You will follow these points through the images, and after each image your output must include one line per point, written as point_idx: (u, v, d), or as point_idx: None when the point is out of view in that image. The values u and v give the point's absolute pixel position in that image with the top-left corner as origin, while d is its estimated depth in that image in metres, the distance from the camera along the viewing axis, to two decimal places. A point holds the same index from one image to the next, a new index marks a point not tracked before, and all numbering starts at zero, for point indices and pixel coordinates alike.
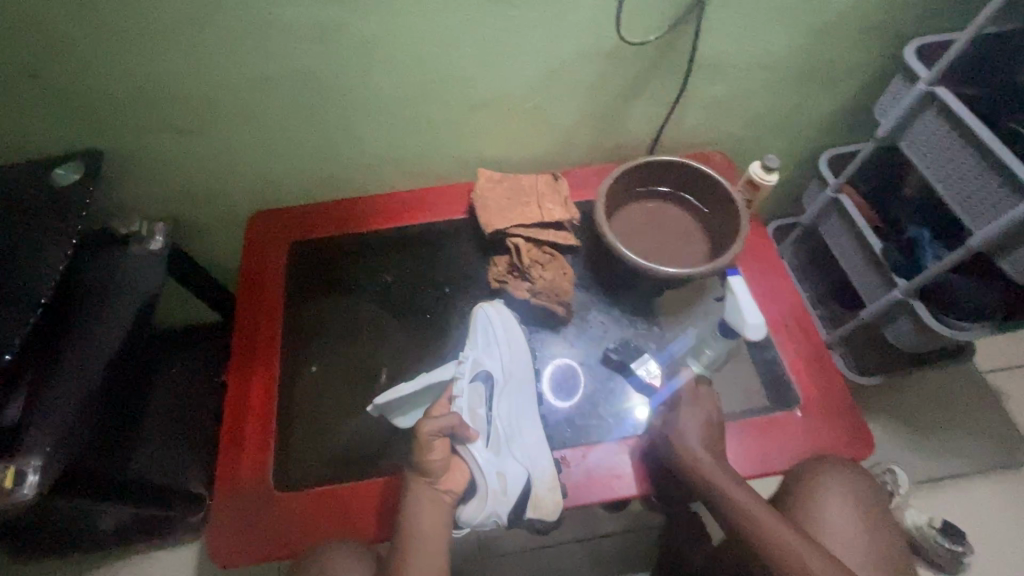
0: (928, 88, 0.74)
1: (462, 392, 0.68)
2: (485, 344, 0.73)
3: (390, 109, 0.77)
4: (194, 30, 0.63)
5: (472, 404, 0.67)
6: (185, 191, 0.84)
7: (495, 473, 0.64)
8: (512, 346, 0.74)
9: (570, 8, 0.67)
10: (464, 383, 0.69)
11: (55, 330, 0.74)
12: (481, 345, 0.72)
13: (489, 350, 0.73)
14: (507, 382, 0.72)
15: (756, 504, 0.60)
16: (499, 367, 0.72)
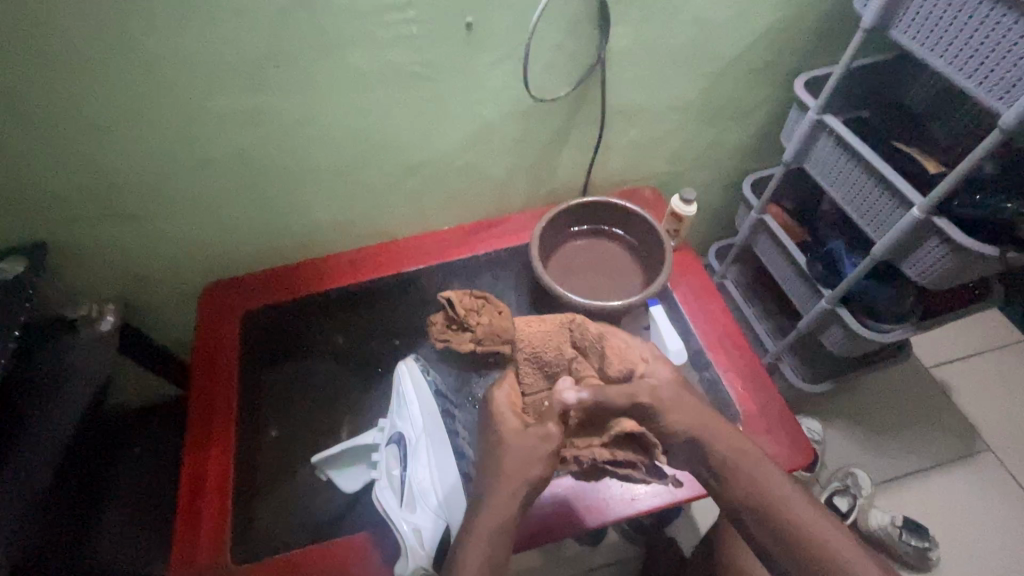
0: (818, 117, 0.81)
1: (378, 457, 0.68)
2: (399, 406, 0.70)
3: (328, 178, 0.82)
4: (130, 127, 0.67)
5: (387, 467, 0.66)
6: (136, 272, 0.86)
7: (411, 530, 0.60)
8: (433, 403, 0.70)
9: (484, 76, 0.73)
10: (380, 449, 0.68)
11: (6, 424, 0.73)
12: (396, 408, 0.70)
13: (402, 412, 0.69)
14: (423, 440, 0.66)
15: (789, 491, 0.58)
16: (412, 426, 0.67)
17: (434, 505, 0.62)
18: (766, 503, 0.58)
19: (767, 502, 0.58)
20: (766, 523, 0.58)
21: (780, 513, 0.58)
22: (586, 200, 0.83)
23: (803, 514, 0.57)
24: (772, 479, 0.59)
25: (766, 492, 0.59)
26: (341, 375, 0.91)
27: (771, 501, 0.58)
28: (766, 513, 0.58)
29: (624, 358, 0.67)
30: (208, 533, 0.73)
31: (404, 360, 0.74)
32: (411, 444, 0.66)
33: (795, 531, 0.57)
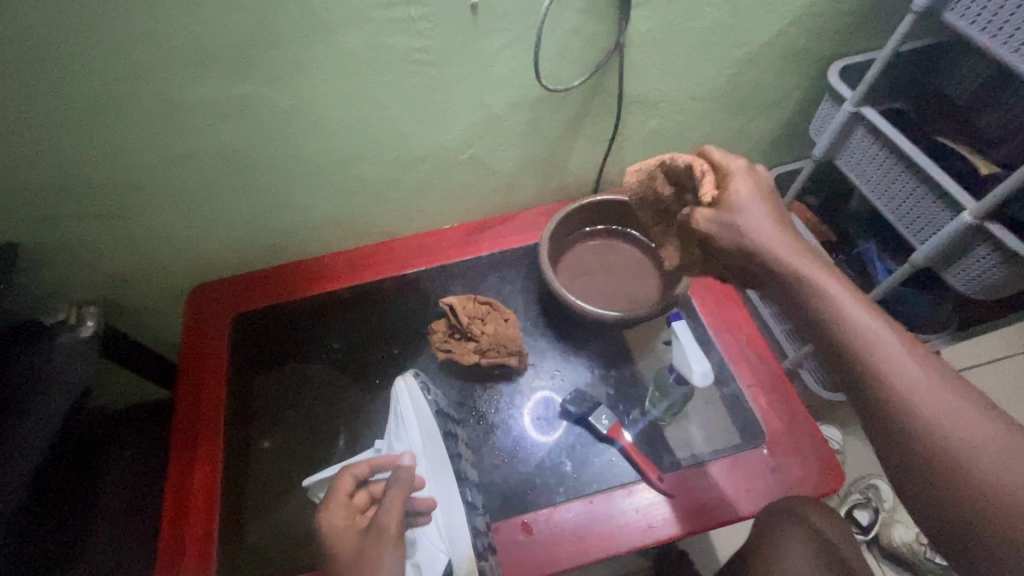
0: (854, 109, 0.74)
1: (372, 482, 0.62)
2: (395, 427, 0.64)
3: (322, 174, 0.75)
4: (101, 119, 0.61)
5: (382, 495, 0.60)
6: (118, 273, 0.81)
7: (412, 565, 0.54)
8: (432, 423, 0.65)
9: (491, 62, 0.66)
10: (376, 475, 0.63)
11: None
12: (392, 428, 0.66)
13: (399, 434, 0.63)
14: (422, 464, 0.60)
15: (949, 393, 0.40)
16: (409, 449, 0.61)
17: (435, 536, 0.56)
18: (924, 410, 0.39)
19: (933, 411, 0.39)
20: (947, 453, 0.38)
21: (956, 425, 0.39)
22: (600, 198, 0.78)
23: (987, 435, 0.38)
24: (928, 380, 0.40)
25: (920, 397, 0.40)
26: (337, 383, 0.82)
27: (951, 420, 0.39)
28: (924, 421, 0.39)
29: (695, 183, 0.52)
30: (192, 554, 0.69)
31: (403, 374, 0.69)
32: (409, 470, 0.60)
33: (978, 472, 0.37)
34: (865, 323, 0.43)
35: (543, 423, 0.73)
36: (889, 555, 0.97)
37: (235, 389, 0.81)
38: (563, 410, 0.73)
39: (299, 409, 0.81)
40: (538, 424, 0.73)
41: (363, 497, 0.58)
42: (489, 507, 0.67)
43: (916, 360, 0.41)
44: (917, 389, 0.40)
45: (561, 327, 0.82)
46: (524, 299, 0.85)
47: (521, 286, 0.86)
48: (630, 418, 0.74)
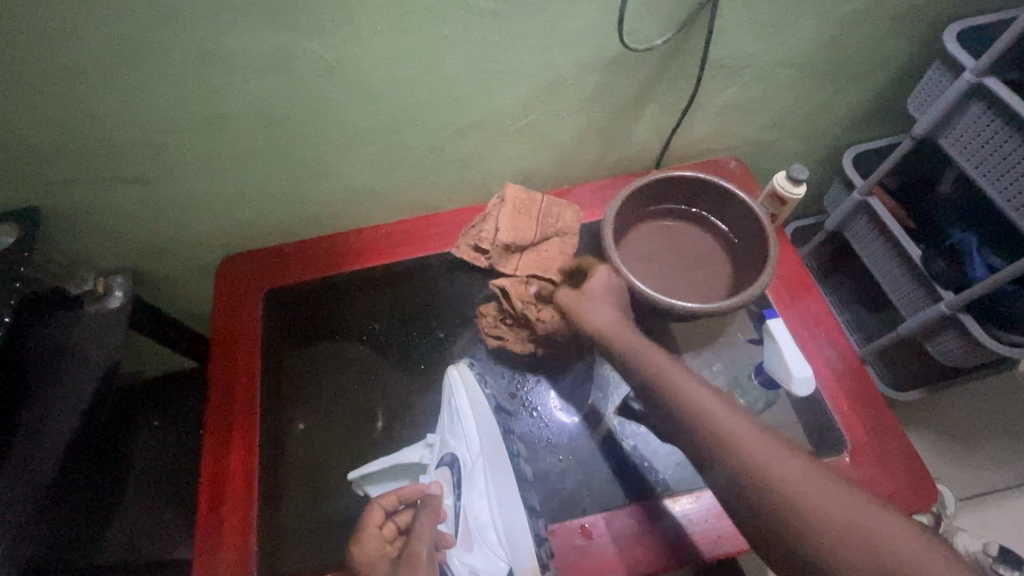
0: (976, 80, 0.65)
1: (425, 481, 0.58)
2: (450, 422, 0.60)
3: (366, 139, 0.68)
4: (128, 71, 0.54)
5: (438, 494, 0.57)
6: (146, 242, 0.76)
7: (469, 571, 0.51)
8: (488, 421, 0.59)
9: (564, 15, 0.58)
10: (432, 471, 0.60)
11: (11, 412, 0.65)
12: (446, 423, 0.60)
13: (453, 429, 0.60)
14: (480, 464, 0.56)
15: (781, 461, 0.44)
16: (466, 447, 0.57)
17: (495, 543, 0.52)
18: (819, 522, 0.41)
19: (831, 523, 0.41)
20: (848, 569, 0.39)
21: (857, 537, 0.40)
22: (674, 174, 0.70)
23: (894, 537, 0.39)
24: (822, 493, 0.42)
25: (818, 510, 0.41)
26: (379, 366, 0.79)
27: (852, 531, 0.40)
28: (823, 536, 0.40)
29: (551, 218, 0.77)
30: (231, 543, 0.64)
31: (454, 364, 0.64)
32: (467, 468, 0.56)
33: (840, 529, 0.40)
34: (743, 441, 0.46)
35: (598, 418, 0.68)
36: None
37: (268, 370, 0.75)
38: (624, 406, 0.68)
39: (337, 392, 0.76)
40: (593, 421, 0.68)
41: (391, 529, 0.57)
42: (544, 507, 0.62)
43: (811, 476, 0.43)
44: (813, 501, 0.42)
45: None
46: None
47: None
48: None
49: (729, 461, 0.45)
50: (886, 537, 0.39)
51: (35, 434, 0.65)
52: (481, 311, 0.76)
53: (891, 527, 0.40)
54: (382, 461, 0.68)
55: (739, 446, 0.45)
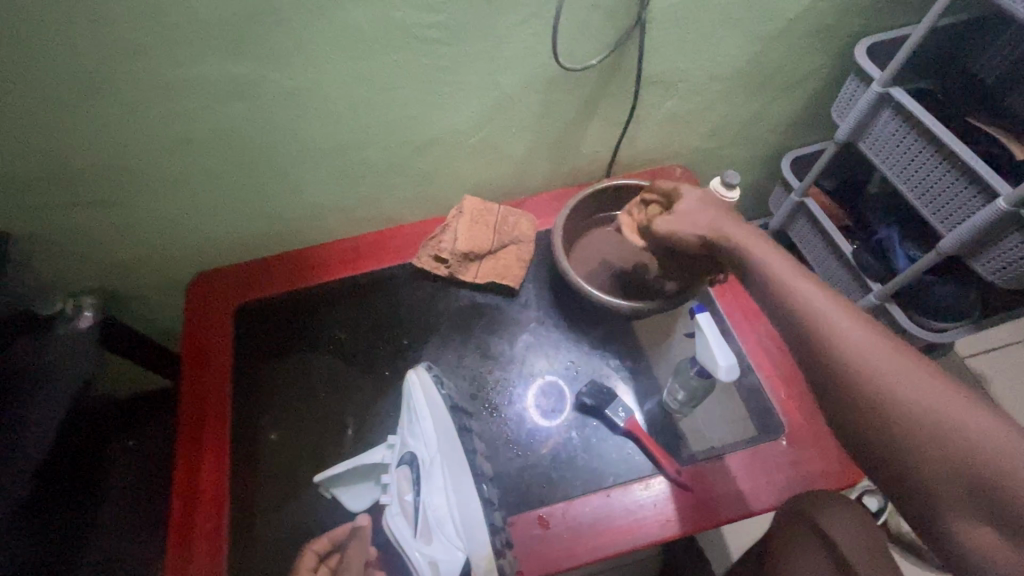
0: (883, 90, 0.71)
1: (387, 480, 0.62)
2: (410, 422, 0.64)
3: (327, 158, 0.72)
4: (92, 100, 0.57)
5: (398, 492, 0.62)
6: (115, 263, 0.78)
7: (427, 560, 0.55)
8: (445, 421, 0.63)
9: (507, 40, 0.63)
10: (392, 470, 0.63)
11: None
12: (405, 424, 0.64)
13: (413, 427, 0.63)
14: (437, 461, 0.60)
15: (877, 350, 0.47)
16: (425, 444, 0.61)
17: (452, 533, 0.56)
18: (911, 417, 0.44)
19: (913, 408, 0.44)
20: (922, 464, 0.43)
21: (943, 429, 0.43)
22: (617, 182, 0.76)
23: (983, 434, 0.42)
24: (916, 395, 0.45)
25: (902, 410, 0.45)
26: (346, 373, 0.80)
27: (939, 428, 0.43)
28: (905, 435, 0.44)
29: (508, 228, 0.82)
30: (202, 549, 0.68)
31: (413, 369, 0.68)
32: (426, 463, 0.60)
33: (925, 417, 0.44)
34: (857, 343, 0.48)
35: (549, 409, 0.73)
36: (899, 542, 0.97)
37: (238, 382, 0.79)
38: (577, 402, 0.72)
39: (308, 401, 0.78)
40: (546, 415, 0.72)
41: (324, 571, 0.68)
42: (504, 500, 0.66)
43: (919, 377, 0.45)
44: (909, 404, 0.45)
45: (573, 315, 0.80)
46: (535, 287, 0.82)
47: (531, 274, 0.83)
48: (644, 409, 0.72)
49: (832, 359, 0.49)
50: (972, 441, 0.42)
51: None
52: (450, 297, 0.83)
53: (987, 437, 0.41)
54: (348, 464, 0.71)
55: (848, 343, 0.48)
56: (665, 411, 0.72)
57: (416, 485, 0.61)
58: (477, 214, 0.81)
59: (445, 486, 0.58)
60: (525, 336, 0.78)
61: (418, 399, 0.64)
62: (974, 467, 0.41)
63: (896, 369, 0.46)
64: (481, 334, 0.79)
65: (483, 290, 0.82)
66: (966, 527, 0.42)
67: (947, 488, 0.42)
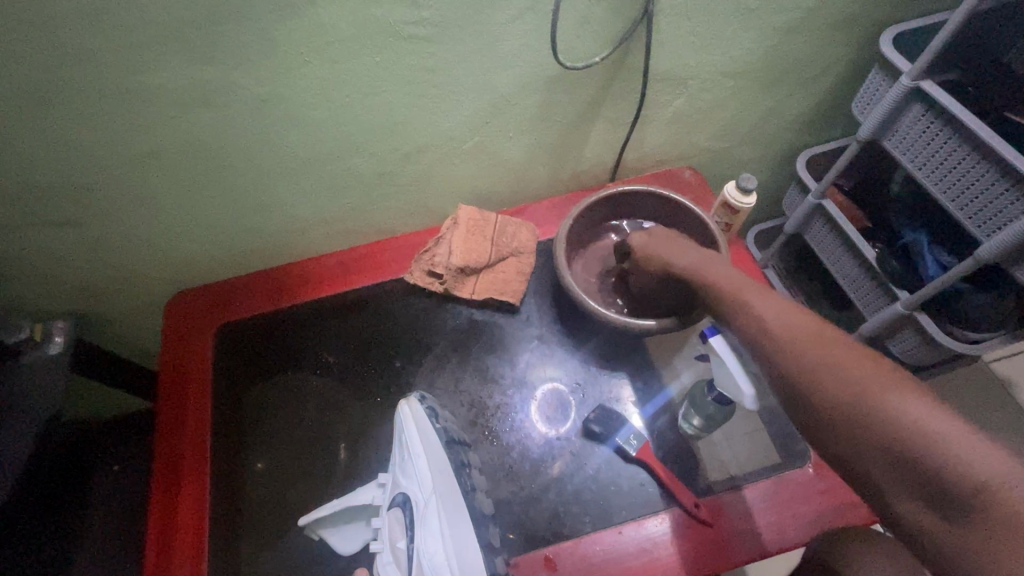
0: (913, 84, 0.66)
1: (380, 523, 0.60)
2: (404, 459, 0.60)
3: (308, 169, 0.67)
4: (44, 113, 0.52)
5: (391, 538, 0.58)
6: (86, 284, 0.72)
7: None
8: (438, 458, 0.59)
9: (500, 37, 0.57)
10: (384, 512, 0.60)
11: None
12: (398, 463, 0.61)
13: (406, 468, 0.60)
14: (433, 503, 0.57)
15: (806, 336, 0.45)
16: (419, 486, 0.58)
17: None
18: (845, 407, 0.40)
19: (842, 393, 0.41)
20: (863, 449, 0.39)
21: (860, 406, 0.39)
22: (624, 188, 0.71)
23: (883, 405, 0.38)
24: (847, 381, 0.41)
25: (826, 391, 0.41)
26: (337, 398, 0.74)
27: (870, 413, 0.39)
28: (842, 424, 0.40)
29: (506, 239, 0.76)
30: None
31: (405, 400, 0.63)
32: (423, 510, 0.57)
33: (856, 399, 0.40)
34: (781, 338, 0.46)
35: (555, 434, 0.67)
36: None
37: (222, 411, 0.73)
38: (586, 428, 0.67)
39: (295, 429, 0.73)
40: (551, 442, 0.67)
41: None
42: (507, 538, 0.60)
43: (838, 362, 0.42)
44: (867, 395, 0.39)
45: (578, 332, 0.74)
46: (537, 301, 0.77)
47: (532, 287, 0.78)
48: (658, 434, 0.67)
49: (775, 364, 0.45)
50: (884, 409, 0.38)
51: None
52: (445, 311, 0.77)
53: (901, 405, 0.38)
54: (334, 505, 0.65)
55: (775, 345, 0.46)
56: (678, 436, 0.67)
57: (411, 532, 0.58)
58: (472, 223, 0.75)
59: (439, 528, 0.56)
60: (525, 356, 0.73)
61: (412, 438, 0.60)
62: (904, 444, 0.37)
63: (832, 355, 0.43)
64: (479, 355, 0.73)
65: (481, 306, 0.77)
66: (904, 510, 0.37)
67: (882, 467, 0.38)
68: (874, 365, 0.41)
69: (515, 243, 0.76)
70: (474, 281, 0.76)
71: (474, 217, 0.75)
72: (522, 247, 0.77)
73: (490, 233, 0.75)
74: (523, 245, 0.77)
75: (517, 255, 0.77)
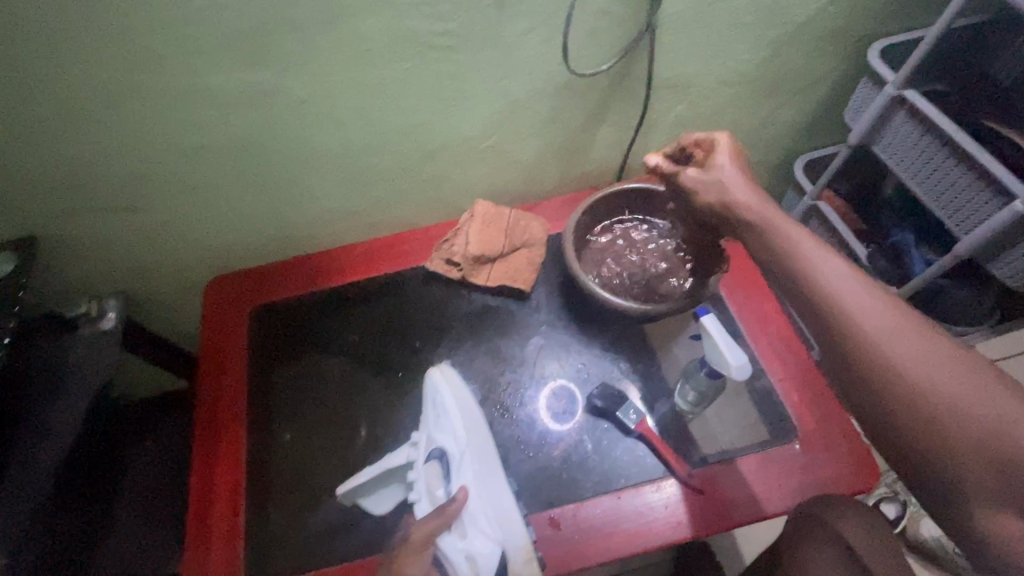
0: (896, 92, 0.71)
1: (417, 473, 0.66)
2: (438, 417, 0.67)
3: (340, 164, 0.74)
4: (118, 109, 0.60)
5: (430, 486, 0.64)
6: (136, 266, 0.80)
7: (463, 556, 0.57)
8: (467, 416, 0.67)
9: (516, 46, 0.64)
10: (420, 465, 0.65)
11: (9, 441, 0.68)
12: (432, 419, 0.68)
13: (441, 422, 0.67)
14: (467, 455, 0.64)
15: (892, 329, 0.47)
16: (454, 440, 0.65)
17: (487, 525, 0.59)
18: (936, 408, 0.44)
19: (932, 394, 0.44)
20: (952, 449, 0.43)
21: (952, 411, 0.43)
22: (627, 186, 0.77)
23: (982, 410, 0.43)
24: (956, 384, 0.44)
25: (916, 391, 0.45)
26: (359, 376, 0.81)
27: (963, 416, 0.43)
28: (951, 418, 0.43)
29: (517, 232, 0.82)
30: (220, 542, 0.70)
31: (433, 367, 0.71)
32: (462, 461, 0.64)
33: (946, 402, 0.43)
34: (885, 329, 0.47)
35: (559, 409, 0.73)
36: (914, 551, 0.94)
37: (255, 384, 0.80)
38: (588, 405, 0.72)
39: (321, 403, 0.80)
40: (557, 416, 0.72)
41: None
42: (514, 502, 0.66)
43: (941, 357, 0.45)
44: (959, 395, 0.43)
45: (583, 318, 0.80)
46: (545, 290, 0.82)
47: (541, 277, 0.84)
48: (655, 411, 0.72)
49: (866, 356, 0.47)
50: (977, 414, 0.42)
51: (32, 449, 0.69)
52: (460, 298, 0.83)
53: (1000, 408, 0.42)
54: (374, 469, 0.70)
55: (880, 337, 0.46)
56: (674, 413, 0.72)
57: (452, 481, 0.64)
58: (487, 217, 0.81)
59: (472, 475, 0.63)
60: (534, 339, 0.79)
61: (455, 401, 0.67)
62: (999, 449, 0.41)
63: (918, 349, 0.45)
64: (491, 338, 0.79)
65: (494, 293, 0.83)
66: (988, 510, 0.42)
67: (973, 470, 0.42)
68: (971, 366, 0.44)
69: (526, 236, 0.83)
70: (488, 271, 0.82)
71: (488, 212, 0.82)
72: (532, 240, 0.83)
73: (502, 226, 0.82)
74: (533, 239, 0.83)
75: (528, 247, 0.83)
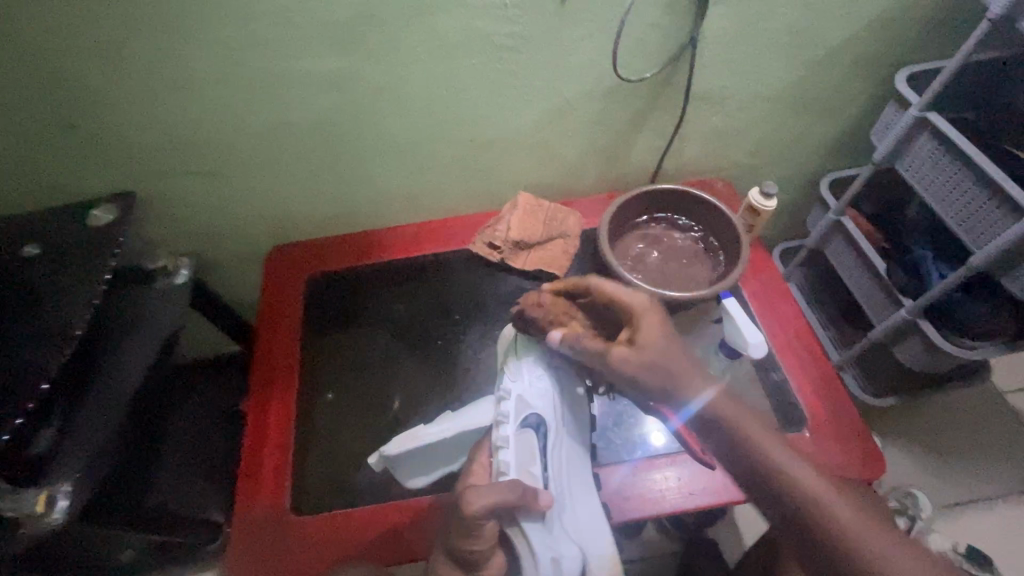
0: (920, 114, 0.76)
1: (506, 440, 0.67)
2: (531, 385, 0.72)
3: (403, 148, 0.82)
4: (223, 82, 0.69)
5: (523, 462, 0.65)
6: (211, 229, 0.89)
7: (551, 554, 0.58)
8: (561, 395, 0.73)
9: (571, 51, 0.71)
10: (510, 432, 0.67)
11: (79, 375, 0.73)
12: (524, 382, 0.72)
13: (535, 390, 0.71)
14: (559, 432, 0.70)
15: (772, 443, 0.55)
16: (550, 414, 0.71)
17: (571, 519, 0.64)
18: (803, 516, 0.51)
19: (807, 499, 0.51)
20: (823, 556, 0.49)
21: (820, 519, 0.50)
22: (661, 187, 0.83)
23: (846, 524, 0.49)
24: (829, 498, 0.51)
25: (792, 501, 0.52)
26: (400, 345, 0.88)
27: (831, 532, 0.49)
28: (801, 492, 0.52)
29: (555, 223, 0.89)
30: (268, 484, 0.76)
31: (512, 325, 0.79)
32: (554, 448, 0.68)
33: (820, 514, 0.50)
34: (770, 449, 0.55)
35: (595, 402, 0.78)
36: None
37: (306, 344, 0.88)
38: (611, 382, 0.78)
39: (363, 366, 0.87)
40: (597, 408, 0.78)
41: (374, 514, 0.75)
42: None
43: (804, 475, 0.53)
44: (826, 505, 0.50)
45: None
46: (578, 279, 0.89)
47: (574, 267, 0.90)
48: None
49: (758, 464, 0.54)
50: (839, 526, 0.49)
51: (109, 378, 0.74)
52: (499, 281, 0.90)
53: (849, 523, 0.49)
54: (448, 427, 0.74)
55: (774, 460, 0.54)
56: None
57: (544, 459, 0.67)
58: (527, 208, 0.89)
59: (559, 451, 0.69)
60: None
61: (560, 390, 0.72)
62: (853, 556, 0.48)
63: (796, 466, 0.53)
64: None
65: (531, 279, 0.90)
66: None
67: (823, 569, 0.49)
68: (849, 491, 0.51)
69: (562, 227, 0.89)
70: (525, 257, 0.89)
71: (529, 202, 0.89)
72: (569, 231, 0.89)
73: (540, 216, 0.88)
74: (567, 230, 0.89)
75: (565, 238, 0.89)
